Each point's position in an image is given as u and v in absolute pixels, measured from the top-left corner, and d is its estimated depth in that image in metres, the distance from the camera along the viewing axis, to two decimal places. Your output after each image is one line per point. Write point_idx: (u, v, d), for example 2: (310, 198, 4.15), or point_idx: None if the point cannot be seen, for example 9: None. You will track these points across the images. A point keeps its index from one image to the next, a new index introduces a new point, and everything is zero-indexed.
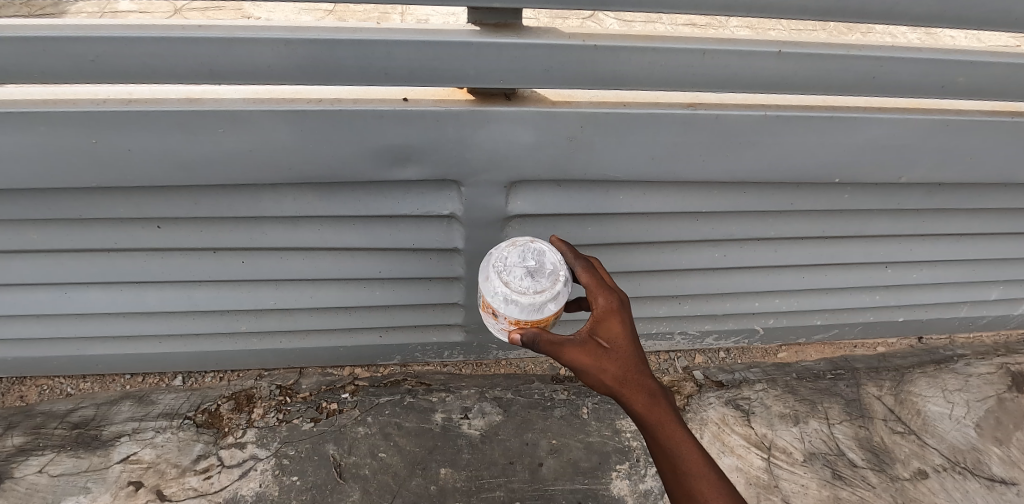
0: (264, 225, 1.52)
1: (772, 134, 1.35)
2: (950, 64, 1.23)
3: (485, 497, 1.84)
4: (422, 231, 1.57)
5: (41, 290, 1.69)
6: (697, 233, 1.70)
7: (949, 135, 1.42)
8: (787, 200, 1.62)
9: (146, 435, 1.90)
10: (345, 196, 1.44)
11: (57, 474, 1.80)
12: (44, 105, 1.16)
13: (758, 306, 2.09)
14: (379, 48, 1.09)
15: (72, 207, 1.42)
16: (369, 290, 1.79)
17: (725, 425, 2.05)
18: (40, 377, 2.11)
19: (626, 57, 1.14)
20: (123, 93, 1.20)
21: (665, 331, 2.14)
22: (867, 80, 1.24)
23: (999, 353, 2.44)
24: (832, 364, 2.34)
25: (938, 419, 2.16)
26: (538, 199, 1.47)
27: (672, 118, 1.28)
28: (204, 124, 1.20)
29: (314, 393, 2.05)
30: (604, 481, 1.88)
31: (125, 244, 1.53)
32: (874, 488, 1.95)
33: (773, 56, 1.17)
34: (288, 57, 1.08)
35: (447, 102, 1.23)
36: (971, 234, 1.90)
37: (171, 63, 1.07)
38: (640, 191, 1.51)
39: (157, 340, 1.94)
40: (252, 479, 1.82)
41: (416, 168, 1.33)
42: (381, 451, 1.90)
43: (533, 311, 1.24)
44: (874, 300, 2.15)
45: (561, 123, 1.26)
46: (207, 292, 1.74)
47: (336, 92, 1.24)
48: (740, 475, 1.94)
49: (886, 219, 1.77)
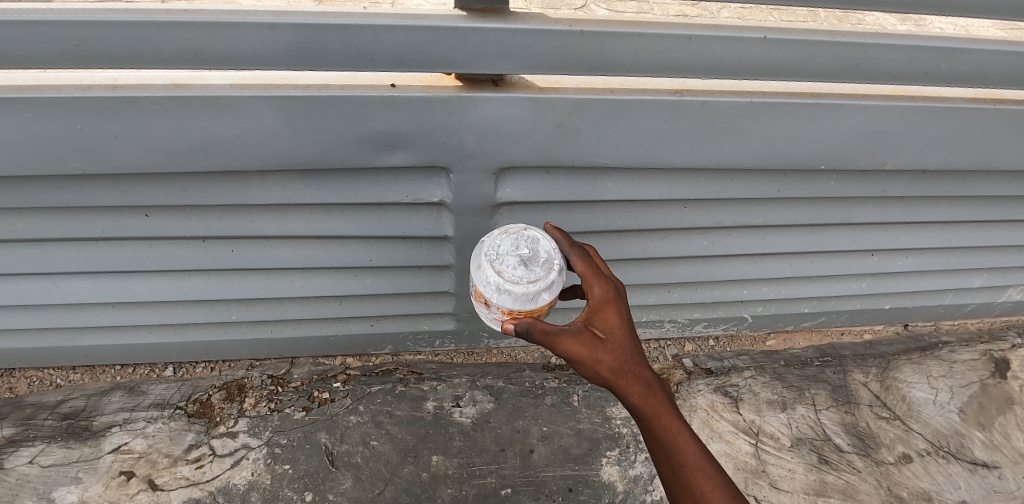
0: (253, 213, 1.52)
1: (758, 120, 1.37)
2: (932, 50, 1.25)
3: (476, 484, 1.86)
4: (412, 219, 1.57)
5: (28, 280, 1.68)
6: (686, 220, 1.72)
7: (933, 122, 1.44)
8: (774, 188, 1.63)
9: (137, 425, 1.90)
10: (334, 184, 1.44)
11: (48, 465, 1.79)
12: (28, 91, 1.15)
13: (746, 294, 2.11)
14: (365, 33, 1.08)
15: (58, 195, 1.41)
16: (360, 278, 1.80)
17: (713, 412, 2.07)
18: (29, 369, 2.10)
19: (613, 42, 1.15)
20: (109, 79, 1.19)
21: (655, 319, 2.16)
22: (850, 67, 1.26)
23: (983, 340, 2.47)
24: (819, 351, 2.38)
25: (922, 405, 2.20)
26: (527, 186, 1.47)
27: (659, 104, 1.29)
28: (191, 110, 1.20)
29: (305, 383, 2.06)
30: (593, 467, 1.91)
31: (113, 232, 1.53)
32: (859, 472, 1.99)
33: (758, 42, 1.18)
34: (274, 41, 1.08)
35: (436, 88, 1.23)
36: (956, 221, 1.92)
37: (156, 48, 1.07)
38: (628, 179, 1.52)
39: (147, 330, 1.94)
40: (244, 468, 1.83)
41: (405, 154, 1.34)
42: (374, 439, 1.91)
43: (527, 300, 1.25)
44: (861, 287, 2.17)
45: (549, 109, 1.27)
46: (196, 282, 1.74)
47: (324, 77, 1.24)
48: (728, 460, 1.96)
49: (871, 207, 1.79)
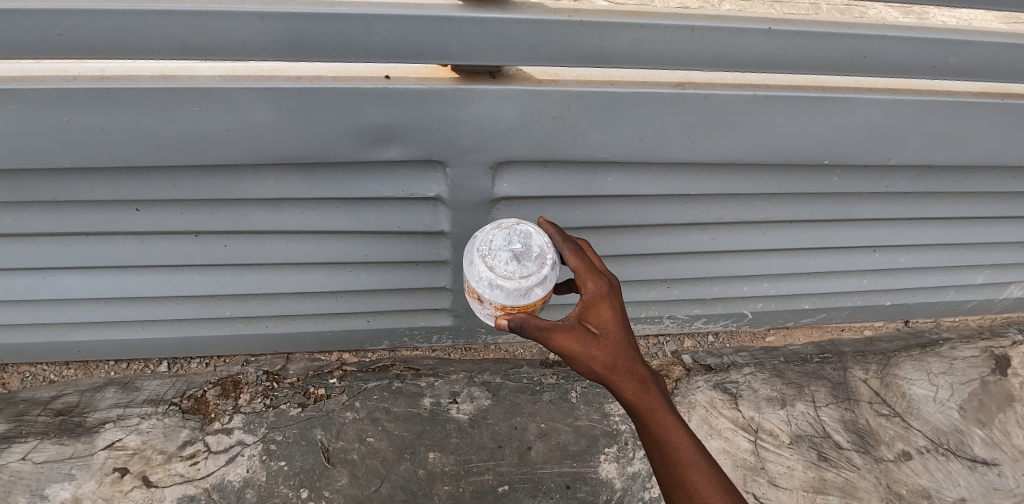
0: (246, 207, 1.49)
1: (760, 114, 1.34)
2: (941, 43, 1.22)
3: (473, 481, 1.84)
4: (408, 214, 1.55)
5: (18, 275, 1.65)
6: (686, 216, 1.70)
7: (939, 117, 1.41)
8: (776, 183, 1.61)
9: (131, 421, 1.88)
10: (328, 178, 1.42)
11: (41, 462, 1.77)
12: (13, 82, 1.13)
13: (746, 290, 2.09)
14: (359, 22, 1.06)
15: (46, 189, 1.38)
16: (356, 274, 1.77)
17: (713, 409, 2.06)
18: (23, 364, 2.08)
19: (613, 33, 1.12)
20: (95, 69, 1.16)
21: (654, 315, 2.15)
22: (856, 59, 1.23)
23: (983, 336, 2.45)
24: (819, 348, 2.36)
25: (922, 402, 2.18)
26: (524, 180, 1.45)
27: (660, 98, 1.26)
28: (180, 101, 1.17)
29: (301, 378, 2.05)
30: (592, 464, 1.89)
31: (104, 227, 1.50)
32: (858, 469, 1.97)
33: (762, 33, 1.15)
34: (264, 32, 1.05)
35: (432, 80, 1.21)
36: (959, 218, 1.90)
37: (142, 37, 1.04)
38: (628, 173, 1.50)
39: (140, 326, 1.92)
40: (239, 465, 1.81)
41: (400, 147, 1.31)
42: (369, 436, 1.89)
43: (519, 296, 1.22)
44: (862, 283, 2.15)
45: (548, 102, 1.24)
46: (190, 277, 1.71)
47: (317, 69, 1.21)
48: (728, 457, 1.95)
49: (875, 203, 1.76)
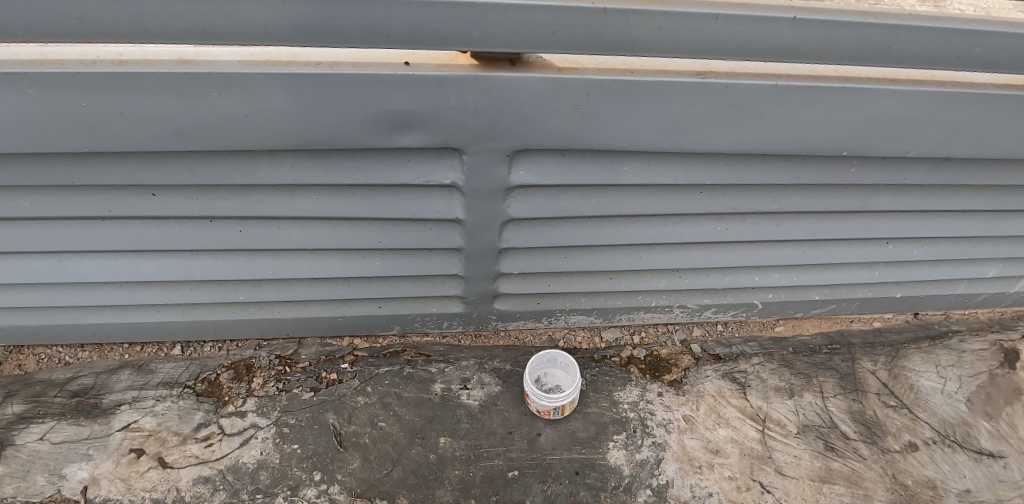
0: (261, 193, 1.50)
1: (780, 105, 1.33)
2: (966, 34, 1.21)
3: (484, 465, 1.86)
4: (423, 201, 1.55)
5: (35, 259, 1.67)
6: (701, 206, 1.69)
7: (960, 109, 1.40)
8: (793, 174, 1.60)
9: (146, 404, 1.91)
10: (344, 165, 1.42)
11: (59, 442, 1.81)
12: (33, 65, 1.13)
13: (758, 280, 2.09)
14: (380, 8, 1.06)
15: (63, 173, 1.39)
16: (369, 260, 1.78)
17: (721, 398, 2.07)
18: (38, 346, 2.06)
19: (636, 20, 1.12)
20: (113, 53, 1.17)
21: (665, 304, 2.15)
22: (880, 51, 1.22)
23: (993, 330, 2.44)
24: (828, 339, 2.35)
25: (930, 394, 2.18)
26: (540, 168, 1.45)
27: (680, 87, 1.26)
28: (199, 86, 1.17)
29: (313, 363, 2.05)
30: (600, 451, 1.91)
31: (119, 211, 1.51)
32: (865, 460, 1.99)
33: (787, 22, 1.15)
34: (285, 17, 1.05)
35: (450, 67, 1.21)
36: (974, 211, 1.89)
37: (162, 21, 1.04)
38: (644, 163, 1.49)
39: (154, 309, 1.93)
40: (252, 447, 1.83)
41: (417, 134, 1.31)
42: (381, 420, 1.92)
43: None
44: (873, 275, 2.15)
45: (567, 90, 1.24)
46: (203, 262, 1.72)
47: (335, 54, 1.21)
48: (734, 445, 1.97)
49: (889, 194, 1.75)
